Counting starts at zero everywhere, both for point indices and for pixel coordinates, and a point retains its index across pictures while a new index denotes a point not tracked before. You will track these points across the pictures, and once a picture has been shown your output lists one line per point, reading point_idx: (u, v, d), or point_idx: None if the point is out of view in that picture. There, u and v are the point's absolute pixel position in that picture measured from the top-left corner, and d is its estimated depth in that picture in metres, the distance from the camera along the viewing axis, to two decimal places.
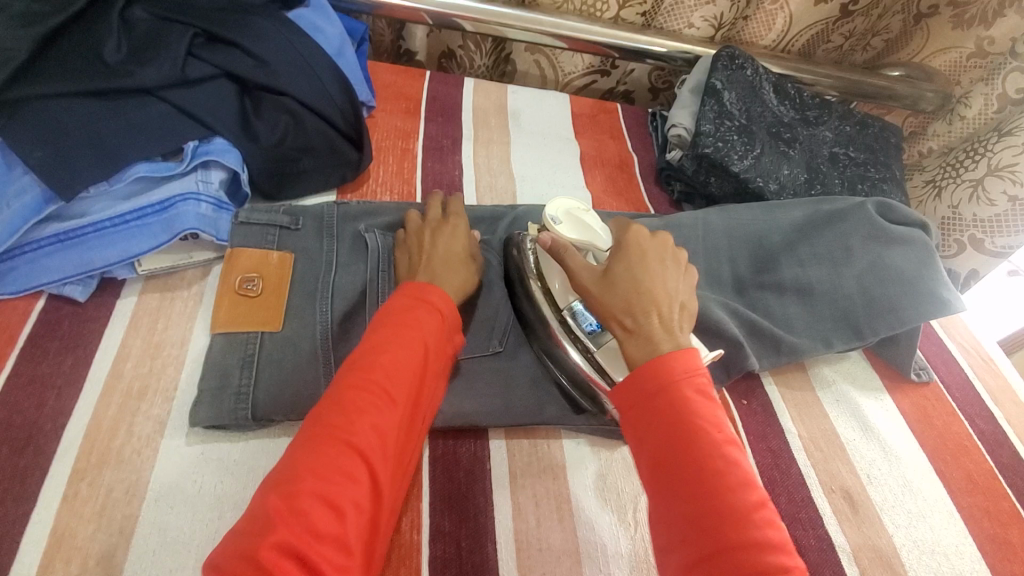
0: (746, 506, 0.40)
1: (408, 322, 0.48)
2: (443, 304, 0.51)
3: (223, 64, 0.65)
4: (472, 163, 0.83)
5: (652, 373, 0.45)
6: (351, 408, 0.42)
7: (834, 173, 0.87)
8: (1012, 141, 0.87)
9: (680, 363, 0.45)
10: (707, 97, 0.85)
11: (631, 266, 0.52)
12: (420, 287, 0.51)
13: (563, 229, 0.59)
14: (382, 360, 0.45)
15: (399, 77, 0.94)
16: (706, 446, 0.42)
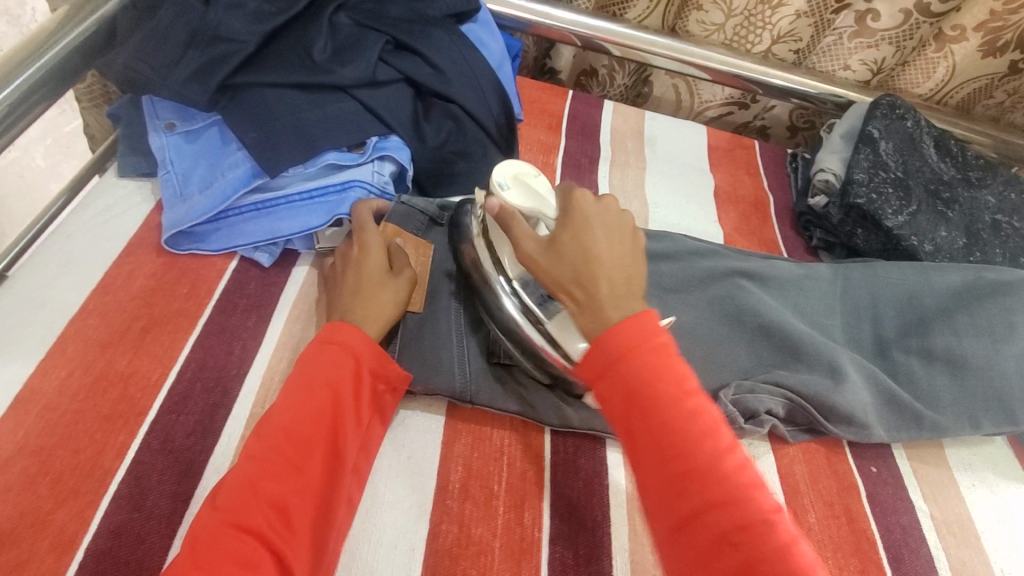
0: (720, 453, 0.41)
1: (318, 368, 0.49)
2: (357, 347, 0.51)
3: (406, 70, 0.71)
4: (608, 184, 0.85)
5: (612, 339, 0.44)
6: (263, 469, 0.44)
7: (995, 241, 0.81)
8: None
9: (642, 326, 0.45)
10: (862, 145, 0.82)
11: (582, 239, 0.50)
12: (334, 329, 0.52)
13: (508, 194, 0.54)
14: (287, 421, 0.46)
15: (543, 93, 0.98)
16: (672, 408, 0.42)
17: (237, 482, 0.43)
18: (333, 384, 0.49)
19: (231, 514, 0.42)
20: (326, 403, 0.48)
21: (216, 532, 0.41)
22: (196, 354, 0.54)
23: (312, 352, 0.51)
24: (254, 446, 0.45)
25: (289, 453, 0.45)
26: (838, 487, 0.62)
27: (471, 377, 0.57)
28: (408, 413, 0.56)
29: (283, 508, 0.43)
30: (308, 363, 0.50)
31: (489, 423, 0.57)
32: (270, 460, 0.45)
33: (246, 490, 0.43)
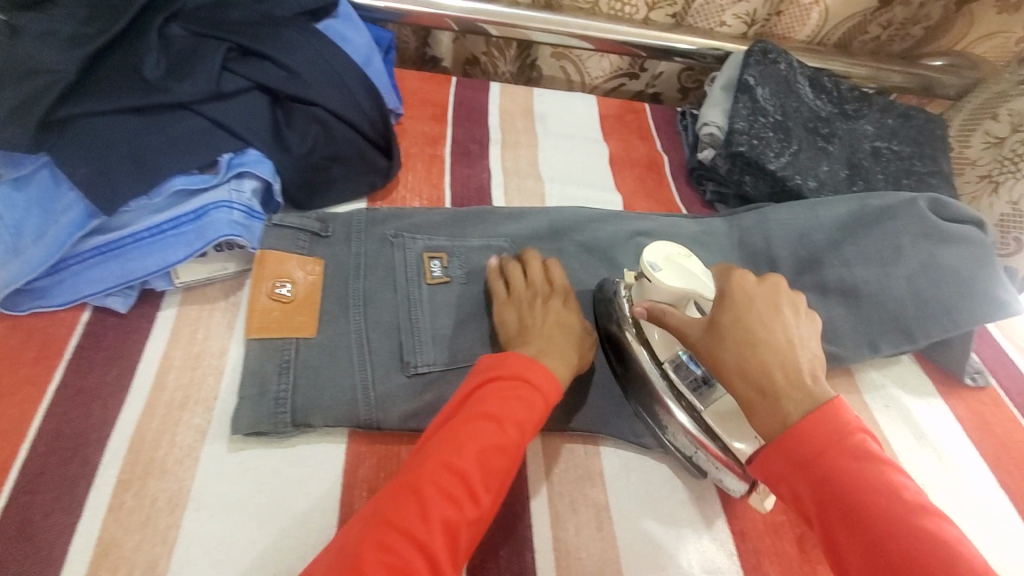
0: (913, 530, 0.38)
1: (489, 398, 0.48)
2: (522, 370, 0.50)
3: (256, 77, 0.66)
4: (501, 167, 0.83)
5: (802, 442, 0.42)
6: (437, 484, 0.42)
7: (877, 168, 0.82)
8: None
9: (839, 419, 0.43)
10: (740, 94, 0.84)
11: (743, 321, 0.48)
12: (522, 361, 0.50)
13: (663, 278, 0.53)
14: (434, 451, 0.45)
15: (424, 83, 0.94)
16: (856, 482, 0.40)
17: (396, 497, 0.42)
18: (516, 406, 0.47)
19: (388, 529, 0.40)
20: (503, 422, 0.47)
21: (383, 544, 0.39)
22: (49, 425, 0.49)
23: (506, 374, 0.49)
24: (433, 460, 0.44)
25: (419, 485, 0.42)
26: None
27: (377, 401, 0.54)
28: (300, 444, 0.51)
29: (448, 529, 0.41)
30: (497, 383, 0.49)
31: (396, 440, 0.54)
32: (438, 474, 0.43)
33: (410, 506, 0.41)
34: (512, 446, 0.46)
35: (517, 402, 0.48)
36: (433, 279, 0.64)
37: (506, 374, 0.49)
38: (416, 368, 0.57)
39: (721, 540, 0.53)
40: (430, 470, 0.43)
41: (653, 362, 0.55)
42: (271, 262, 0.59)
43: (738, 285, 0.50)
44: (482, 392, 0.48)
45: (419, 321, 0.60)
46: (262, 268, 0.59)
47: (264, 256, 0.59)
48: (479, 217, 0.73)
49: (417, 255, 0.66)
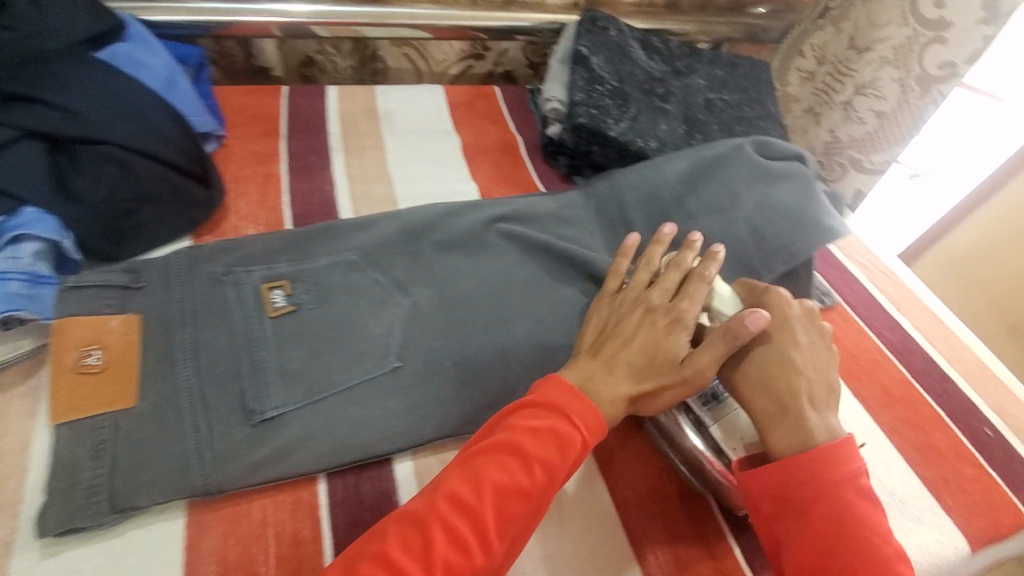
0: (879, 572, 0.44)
1: (519, 440, 0.47)
2: (559, 401, 0.50)
3: (28, 125, 0.57)
4: (345, 175, 0.78)
5: (832, 467, 0.48)
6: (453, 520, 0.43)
7: (712, 119, 0.85)
8: (872, 57, 0.90)
9: (842, 466, 0.48)
10: (575, 66, 0.84)
11: (784, 332, 0.55)
12: (567, 392, 0.50)
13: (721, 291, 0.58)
14: (455, 487, 0.45)
15: (251, 98, 0.87)
16: (872, 518, 0.46)
17: (422, 518, 0.44)
18: (552, 451, 0.47)
19: (393, 557, 0.41)
20: (522, 466, 0.46)
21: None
22: None
23: (556, 400, 0.50)
24: (450, 493, 0.45)
25: (438, 516, 0.43)
26: None
27: (214, 463, 0.48)
28: (132, 531, 0.46)
29: (451, 571, 0.41)
30: (526, 419, 0.49)
31: (247, 497, 0.49)
32: (455, 517, 0.43)
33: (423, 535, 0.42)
34: (540, 493, 0.46)
35: (551, 443, 0.47)
36: (275, 311, 0.59)
37: (542, 405, 0.50)
38: (262, 414, 0.52)
39: (601, 512, 0.54)
40: (445, 504, 0.44)
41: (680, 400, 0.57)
42: (73, 334, 0.52)
43: (778, 300, 0.57)
44: (495, 430, 0.49)
45: (264, 360, 0.55)
46: (61, 343, 0.52)
47: (59, 328, 0.52)
48: (325, 232, 0.67)
49: (255, 288, 0.60)
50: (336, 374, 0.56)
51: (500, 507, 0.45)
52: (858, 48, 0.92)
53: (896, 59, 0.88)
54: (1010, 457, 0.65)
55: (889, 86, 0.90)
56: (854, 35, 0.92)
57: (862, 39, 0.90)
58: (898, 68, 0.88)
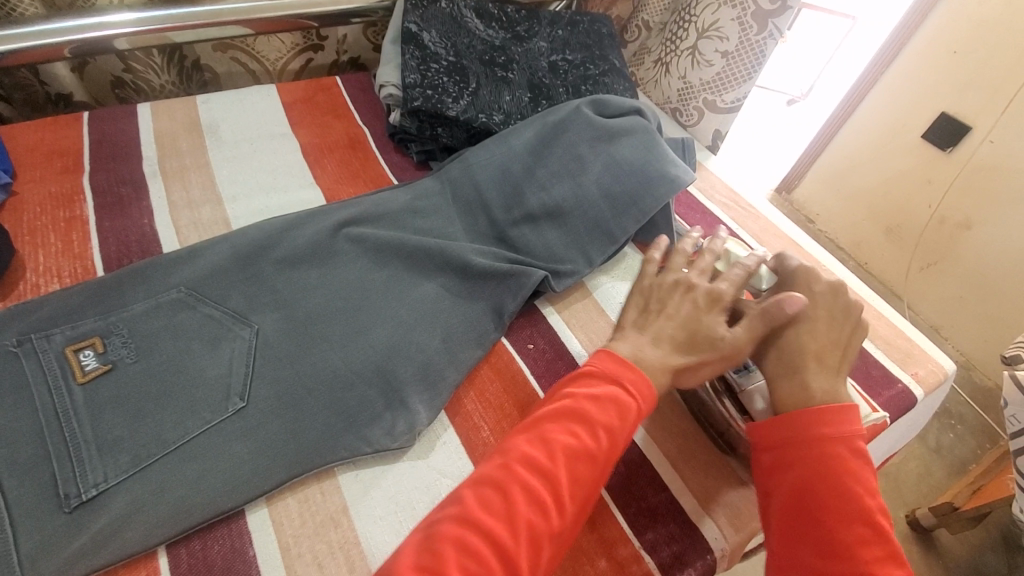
0: (856, 529, 0.43)
1: (604, 400, 0.47)
2: (611, 367, 0.50)
3: None
4: (166, 203, 0.70)
5: (807, 424, 0.48)
6: (530, 483, 0.42)
7: (557, 82, 0.83)
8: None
9: (842, 421, 0.48)
10: (406, 45, 0.79)
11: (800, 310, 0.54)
12: (617, 361, 0.50)
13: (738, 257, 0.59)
14: (534, 455, 0.44)
15: (43, 132, 0.76)
16: (859, 481, 0.45)
17: (478, 496, 0.41)
18: (616, 414, 0.47)
19: (465, 530, 0.39)
20: (596, 423, 0.46)
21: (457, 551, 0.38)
22: None
23: (609, 364, 0.50)
24: (505, 466, 0.43)
25: (506, 489, 0.42)
26: (504, 382, 0.61)
27: (22, 567, 0.42)
28: None
29: (533, 532, 0.41)
30: (579, 381, 0.50)
31: None
32: (523, 480, 0.42)
33: (482, 505, 0.41)
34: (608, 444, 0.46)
35: (605, 401, 0.47)
36: (84, 378, 0.51)
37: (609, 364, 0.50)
38: (80, 496, 0.46)
39: None
40: (510, 469, 0.43)
41: None
42: None
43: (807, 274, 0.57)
44: (558, 395, 0.50)
45: (76, 433, 0.48)
46: None
47: None
48: (139, 272, 0.59)
49: (57, 353, 0.52)
50: (166, 432, 0.50)
51: (573, 471, 0.44)
52: None
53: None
54: (867, 363, 0.69)
55: (728, 25, 0.89)
56: None
57: None
58: (735, 8, 0.87)
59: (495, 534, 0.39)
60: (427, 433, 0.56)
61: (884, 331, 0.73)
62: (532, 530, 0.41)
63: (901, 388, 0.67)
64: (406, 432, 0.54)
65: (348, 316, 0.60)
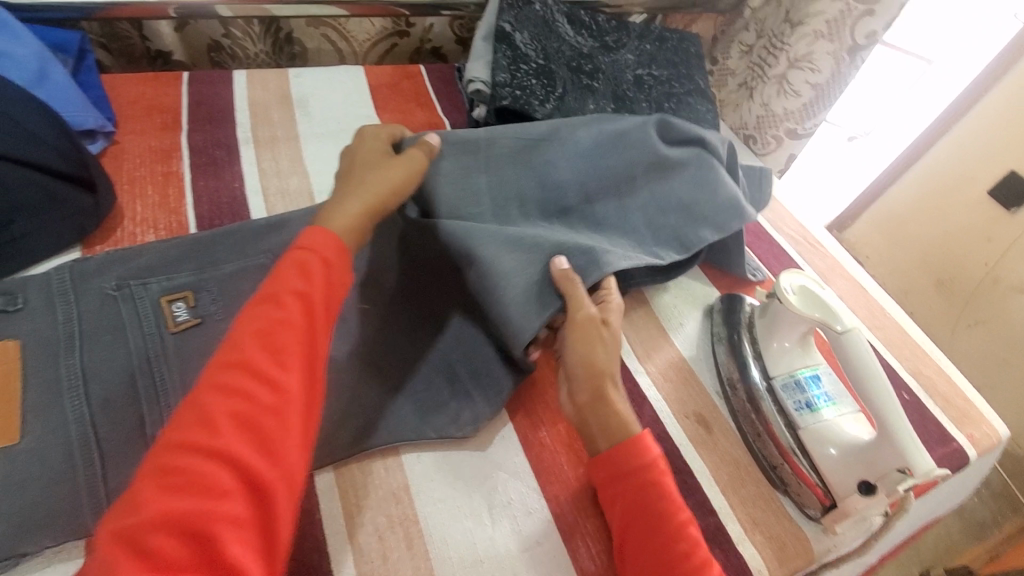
0: (677, 547, 0.46)
1: (260, 329, 0.41)
2: (331, 247, 0.46)
3: None
4: (256, 170, 0.73)
5: (628, 457, 0.49)
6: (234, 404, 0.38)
7: (641, 96, 0.84)
8: (805, 31, 0.87)
9: (640, 457, 0.49)
10: (499, 44, 0.81)
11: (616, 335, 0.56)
12: (314, 240, 0.46)
13: (794, 300, 0.59)
14: (235, 366, 0.39)
15: (147, 86, 0.79)
16: (661, 486, 0.48)
17: (200, 414, 0.37)
18: (281, 317, 0.42)
19: (181, 460, 0.35)
20: (295, 321, 0.42)
21: (159, 507, 0.33)
22: None
23: (281, 267, 0.44)
24: (192, 412, 0.38)
25: (225, 410, 0.38)
26: (564, 388, 0.62)
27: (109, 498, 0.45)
28: None
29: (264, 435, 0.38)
30: (275, 283, 0.43)
31: None
32: (215, 417, 0.37)
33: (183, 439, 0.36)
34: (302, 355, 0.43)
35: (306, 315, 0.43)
36: (176, 328, 0.53)
37: (283, 285, 0.43)
38: None
39: (538, 511, 0.52)
40: (193, 412, 0.37)
41: (763, 380, 0.63)
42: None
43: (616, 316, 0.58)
44: (253, 305, 0.43)
45: (168, 381, 0.50)
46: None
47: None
48: (229, 233, 0.61)
49: (153, 301, 0.54)
50: None
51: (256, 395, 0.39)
52: (792, 22, 0.89)
53: (829, 32, 0.85)
54: (923, 418, 0.68)
55: (822, 59, 0.88)
56: (790, 9, 0.89)
57: (796, 13, 0.88)
58: (832, 42, 0.86)
59: (204, 471, 0.35)
60: (489, 426, 0.58)
61: (944, 388, 0.72)
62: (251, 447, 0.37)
63: (956, 447, 0.66)
64: (470, 424, 0.55)
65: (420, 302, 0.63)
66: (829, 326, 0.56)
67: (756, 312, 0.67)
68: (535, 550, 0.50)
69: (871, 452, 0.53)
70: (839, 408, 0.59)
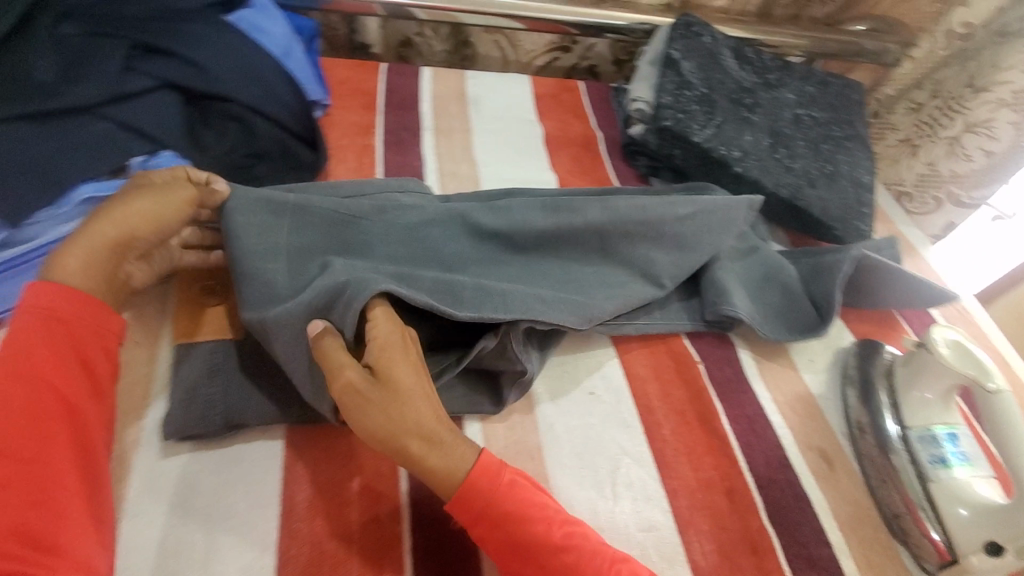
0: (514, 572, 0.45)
1: (1, 365, 0.43)
2: (54, 300, 0.46)
3: (164, 75, 0.63)
4: (434, 154, 0.83)
5: (463, 495, 0.46)
6: (38, 471, 0.40)
7: (798, 134, 0.86)
8: (988, 97, 0.90)
9: (466, 491, 0.46)
10: (666, 69, 0.85)
11: (393, 408, 0.46)
12: (44, 291, 0.46)
13: (947, 355, 0.59)
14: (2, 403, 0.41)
15: (352, 71, 0.92)
16: (528, 519, 0.45)
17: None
18: (37, 360, 0.43)
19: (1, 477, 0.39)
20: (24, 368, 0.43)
21: None
22: None
23: (27, 311, 0.45)
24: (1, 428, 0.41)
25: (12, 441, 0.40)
26: (691, 394, 0.64)
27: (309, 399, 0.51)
28: (241, 447, 0.52)
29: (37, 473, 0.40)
30: (16, 324, 0.45)
31: (335, 431, 0.54)
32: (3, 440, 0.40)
33: (9, 493, 0.38)
34: (83, 441, 0.43)
35: (90, 377, 0.45)
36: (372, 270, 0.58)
37: (1, 355, 0.43)
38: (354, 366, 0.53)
39: (656, 501, 0.55)
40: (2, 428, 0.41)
41: (896, 428, 0.62)
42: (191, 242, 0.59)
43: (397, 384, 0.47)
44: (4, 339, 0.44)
45: None
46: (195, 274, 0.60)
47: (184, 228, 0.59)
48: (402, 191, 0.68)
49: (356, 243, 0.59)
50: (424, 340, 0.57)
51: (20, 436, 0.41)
52: (975, 86, 0.92)
53: (1015, 102, 0.88)
54: None
55: (1003, 127, 0.90)
56: (974, 74, 0.92)
57: (981, 78, 0.91)
58: (1016, 112, 0.88)
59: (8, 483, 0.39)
60: (617, 411, 0.61)
61: None
62: (37, 552, 0.37)
63: None
64: None
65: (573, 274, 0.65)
66: (981, 383, 0.56)
67: (897, 360, 0.66)
68: (652, 533, 0.53)
69: (1008, 512, 0.52)
70: (974, 470, 0.58)
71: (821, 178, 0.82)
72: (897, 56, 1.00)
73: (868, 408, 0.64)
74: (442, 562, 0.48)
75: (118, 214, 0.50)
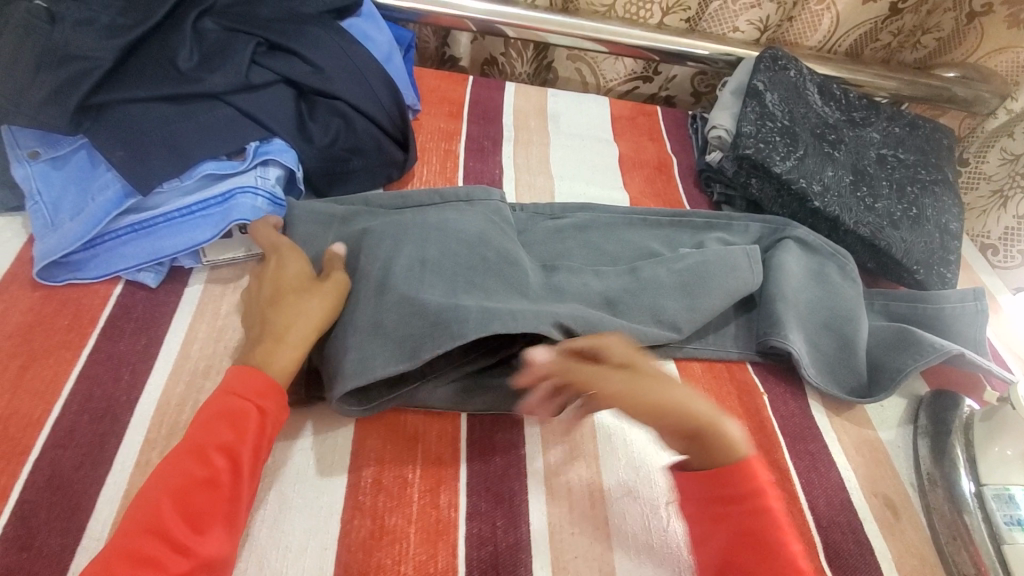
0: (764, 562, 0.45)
1: (208, 428, 0.46)
2: (255, 396, 0.48)
3: (283, 71, 0.69)
4: (512, 163, 0.86)
5: (740, 479, 0.48)
6: (191, 501, 0.43)
7: (882, 174, 0.84)
8: None
9: (740, 477, 0.48)
10: (749, 99, 0.85)
11: (652, 387, 0.50)
12: (251, 385, 0.48)
13: None
14: (186, 458, 0.45)
15: (442, 81, 0.97)
16: (774, 507, 0.47)
17: (177, 484, 0.43)
18: (228, 436, 0.46)
19: (159, 529, 0.41)
20: (226, 453, 0.45)
21: (135, 540, 0.41)
22: (80, 387, 0.52)
23: (239, 387, 0.48)
24: (176, 476, 0.44)
25: (178, 502, 0.43)
26: (752, 424, 0.63)
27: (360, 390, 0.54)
28: (316, 418, 0.55)
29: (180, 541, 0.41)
30: (228, 394, 0.48)
31: (402, 413, 0.57)
32: (179, 497, 0.43)
33: (166, 509, 0.42)
34: (235, 494, 0.45)
35: (257, 465, 0.47)
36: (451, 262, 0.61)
37: (208, 413, 0.47)
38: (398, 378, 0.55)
39: None
40: (182, 483, 0.43)
41: (970, 484, 0.59)
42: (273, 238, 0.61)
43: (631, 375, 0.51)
44: (217, 398, 0.48)
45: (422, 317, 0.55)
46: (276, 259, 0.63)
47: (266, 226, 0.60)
48: (468, 200, 0.69)
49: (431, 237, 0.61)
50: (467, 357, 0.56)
51: (185, 502, 0.43)
52: None
53: None
54: None
55: None
56: None
57: None
58: None
59: (159, 536, 0.41)
60: None
61: None
62: None
63: None
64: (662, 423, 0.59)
65: (629, 300, 0.64)
66: None
67: (975, 415, 0.64)
68: None
69: None
70: None
71: (905, 220, 0.80)
72: (994, 106, 0.98)
73: (941, 460, 0.62)
74: (494, 553, 0.49)
75: (293, 311, 0.53)
